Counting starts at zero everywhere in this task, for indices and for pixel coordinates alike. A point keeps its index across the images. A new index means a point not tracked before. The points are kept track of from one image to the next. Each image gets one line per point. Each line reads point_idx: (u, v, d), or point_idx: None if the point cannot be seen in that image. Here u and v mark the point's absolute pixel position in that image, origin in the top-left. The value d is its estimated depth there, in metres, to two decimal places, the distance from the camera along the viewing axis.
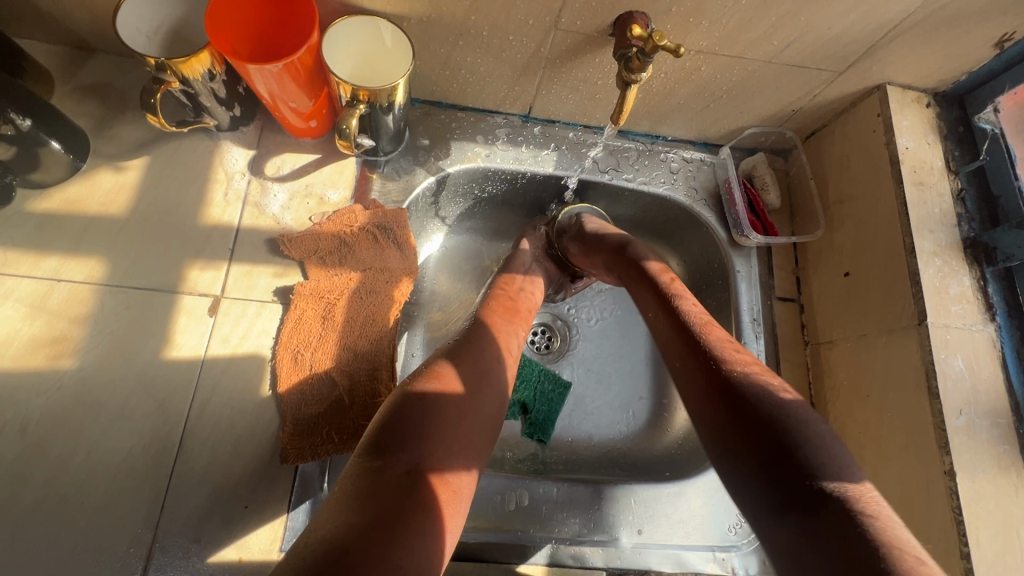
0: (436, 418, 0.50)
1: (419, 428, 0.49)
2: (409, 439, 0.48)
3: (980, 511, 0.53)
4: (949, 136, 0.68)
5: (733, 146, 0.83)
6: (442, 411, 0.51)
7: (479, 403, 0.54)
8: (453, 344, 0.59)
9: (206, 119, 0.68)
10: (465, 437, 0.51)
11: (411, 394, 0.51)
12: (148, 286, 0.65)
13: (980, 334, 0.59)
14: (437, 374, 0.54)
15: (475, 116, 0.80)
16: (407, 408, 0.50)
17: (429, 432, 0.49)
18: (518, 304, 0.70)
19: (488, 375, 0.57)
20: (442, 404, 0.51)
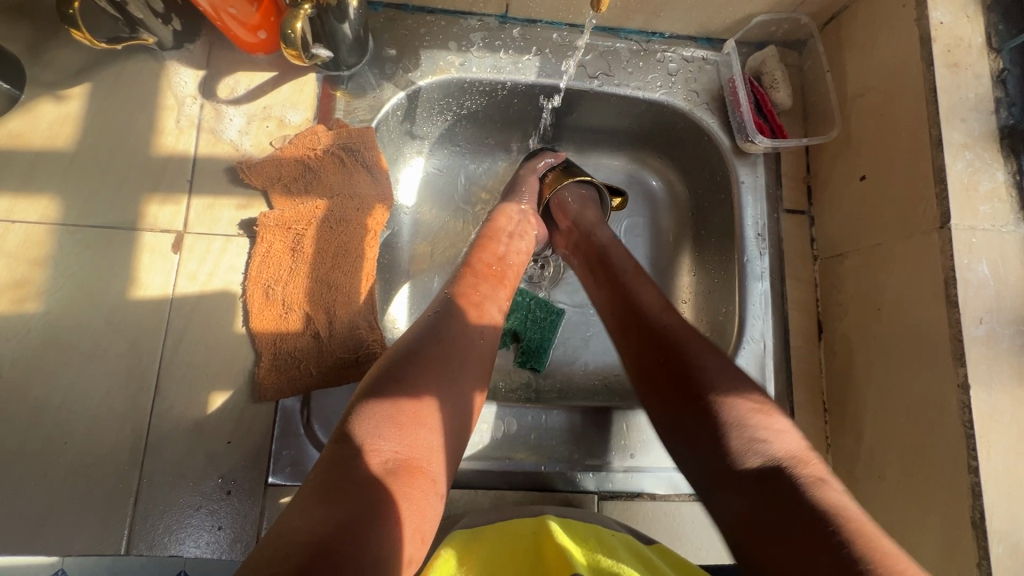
0: (414, 403, 0.46)
1: (398, 410, 0.45)
2: (387, 426, 0.44)
3: (993, 424, 0.49)
4: (994, 6, 0.58)
5: (740, 40, 0.74)
6: (421, 398, 0.46)
7: (462, 383, 0.50)
8: (430, 316, 0.54)
9: (144, 35, 0.60)
10: (446, 422, 0.47)
11: (387, 383, 0.47)
12: (107, 224, 0.61)
13: (1011, 235, 0.53)
14: (413, 358, 0.49)
15: (447, 20, 0.72)
16: (382, 396, 0.46)
17: (408, 419, 0.45)
18: (502, 265, 0.63)
19: (469, 354, 0.52)
20: (420, 392, 0.47)
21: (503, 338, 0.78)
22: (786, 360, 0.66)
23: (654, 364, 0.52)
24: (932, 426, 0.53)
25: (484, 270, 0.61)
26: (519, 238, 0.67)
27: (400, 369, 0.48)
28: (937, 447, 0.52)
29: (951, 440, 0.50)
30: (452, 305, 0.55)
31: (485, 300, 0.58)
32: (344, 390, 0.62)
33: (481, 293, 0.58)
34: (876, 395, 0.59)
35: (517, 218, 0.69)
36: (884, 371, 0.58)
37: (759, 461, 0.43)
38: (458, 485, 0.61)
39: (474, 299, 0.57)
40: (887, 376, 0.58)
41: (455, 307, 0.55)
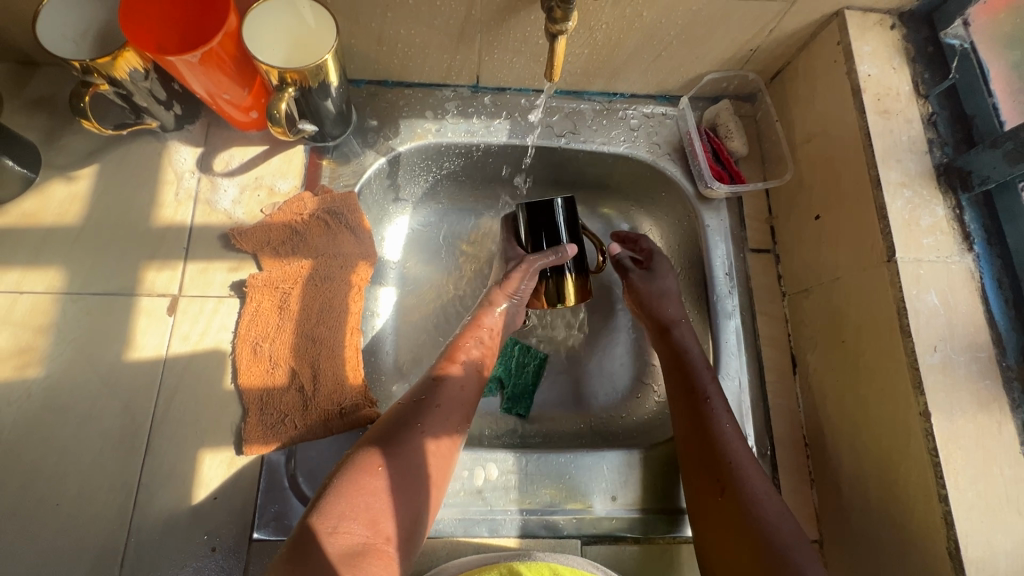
0: (386, 490, 0.52)
1: (366, 495, 0.51)
2: (356, 509, 0.50)
3: (960, 451, 0.50)
4: (918, 57, 0.63)
5: (695, 95, 0.80)
6: (394, 486, 0.53)
7: (431, 472, 0.56)
8: (409, 404, 0.60)
9: (147, 120, 0.68)
10: (410, 509, 0.53)
11: (367, 468, 0.53)
12: (108, 290, 0.66)
13: (957, 266, 0.55)
14: (392, 445, 0.55)
15: (423, 91, 0.78)
16: (357, 481, 0.51)
17: (381, 505, 0.51)
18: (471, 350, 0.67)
19: (440, 445, 0.58)
20: (394, 479, 0.53)
21: (488, 385, 0.80)
22: (762, 396, 0.67)
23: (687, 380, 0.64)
24: (901, 454, 0.53)
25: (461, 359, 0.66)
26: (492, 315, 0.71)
27: (382, 454, 0.54)
28: (911, 477, 0.52)
29: (920, 468, 0.51)
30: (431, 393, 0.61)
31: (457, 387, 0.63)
32: (329, 443, 0.64)
33: (451, 382, 0.63)
34: (850, 426, 0.60)
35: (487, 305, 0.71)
36: (856, 402, 0.59)
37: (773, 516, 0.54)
38: (441, 534, 0.61)
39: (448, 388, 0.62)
40: (856, 406, 0.59)
41: (431, 396, 0.61)
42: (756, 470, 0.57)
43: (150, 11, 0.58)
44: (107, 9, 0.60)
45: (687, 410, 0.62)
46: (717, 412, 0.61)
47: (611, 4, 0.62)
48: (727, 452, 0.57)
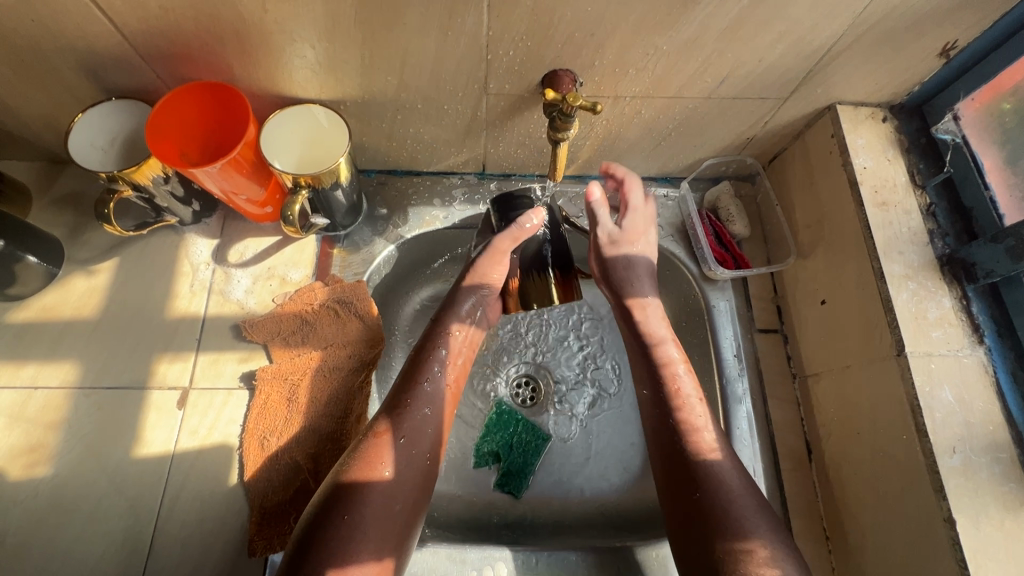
0: (355, 533, 0.52)
1: (338, 536, 0.51)
2: (329, 552, 0.50)
3: (990, 561, 0.48)
4: (911, 148, 0.65)
5: (696, 177, 0.81)
6: (359, 528, 0.52)
7: (406, 502, 0.56)
8: (366, 441, 0.58)
9: (167, 217, 0.70)
10: (391, 524, 0.54)
11: (331, 516, 0.52)
12: (120, 384, 0.66)
13: (969, 359, 0.55)
14: (350, 486, 0.54)
15: (432, 179, 0.81)
16: (321, 534, 0.51)
17: (350, 541, 0.51)
18: (435, 380, 0.64)
19: (410, 470, 0.58)
20: (366, 501, 0.54)
21: (483, 458, 0.79)
22: (779, 487, 0.65)
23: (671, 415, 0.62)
24: (928, 561, 0.51)
25: (431, 384, 0.64)
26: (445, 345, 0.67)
27: (349, 494, 0.53)
28: None
29: None
30: (389, 422, 0.59)
31: (424, 415, 0.61)
32: None
33: (427, 409, 0.62)
34: (873, 524, 0.58)
35: (436, 354, 0.66)
36: (876, 499, 0.57)
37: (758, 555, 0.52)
38: None
39: (410, 419, 0.60)
40: (876, 503, 0.57)
41: (394, 428, 0.59)
42: (757, 503, 0.56)
43: (173, 125, 0.61)
44: (135, 120, 0.64)
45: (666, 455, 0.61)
46: (714, 446, 0.60)
47: (611, 104, 0.65)
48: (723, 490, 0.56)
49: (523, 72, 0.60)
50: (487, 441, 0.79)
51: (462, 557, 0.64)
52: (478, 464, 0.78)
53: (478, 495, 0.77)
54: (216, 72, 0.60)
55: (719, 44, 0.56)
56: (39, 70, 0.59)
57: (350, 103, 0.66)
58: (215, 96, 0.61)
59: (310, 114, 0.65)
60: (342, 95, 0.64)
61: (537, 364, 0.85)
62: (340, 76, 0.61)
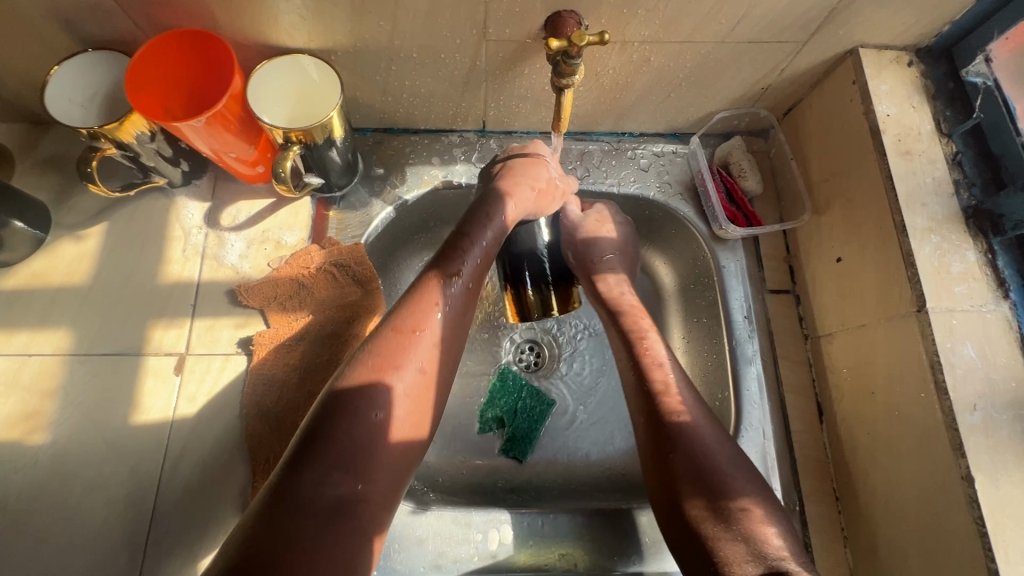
0: (377, 447, 0.47)
1: (354, 455, 0.46)
2: (344, 468, 0.46)
3: (1009, 519, 0.47)
4: (938, 95, 0.62)
5: (706, 132, 0.77)
6: (385, 441, 0.48)
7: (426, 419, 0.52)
8: (389, 335, 0.52)
9: (155, 178, 0.68)
10: (412, 444, 0.50)
11: (356, 422, 0.47)
12: (115, 351, 0.65)
13: (993, 315, 0.53)
14: (368, 424, 0.47)
15: (430, 138, 0.78)
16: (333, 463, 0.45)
17: (367, 459, 0.47)
18: (474, 272, 0.57)
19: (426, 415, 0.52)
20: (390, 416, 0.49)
21: (488, 424, 0.77)
22: (789, 449, 0.64)
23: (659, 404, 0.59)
24: (945, 521, 0.50)
25: (458, 305, 0.56)
26: (479, 248, 0.57)
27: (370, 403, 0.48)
28: (953, 544, 0.49)
29: (964, 537, 0.48)
30: (427, 322, 0.53)
31: (445, 358, 0.54)
32: None
33: (449, 352, 0.55)
34: (886, 484, 0.56)
35: (469, 253, 0.57)
36: (890, 458, 0.56)
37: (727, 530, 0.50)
38: None
39: (435, 358, 0.53)
40: (890, 464, 0.56)
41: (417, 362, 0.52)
42: (746, 475, 0.54)
43: (155, 78, 0.58)
44: (115, 74, 0.60)
45: (653, 439, 0.58)
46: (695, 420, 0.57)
47: (618, 50, 0.61)
48: (717, 473, 0.53)
49: (524, 13, 0.56)
50: (491, 406, 0.78)
51: (467, 520, 0.63)
52: (483, 431, 0.77)
53: (482, 460, 0.76)
54: (197, 19, 0.56)
55: None
56: (9, 18, 0.55)
57: (341, 53, 0.62)
58: (201, 46, 0.57)
59: (298, 66, 0.61)
60: (332, 43, 0.60)
61: (542, 329, 0.84)
62: (328, 21, 0.57)
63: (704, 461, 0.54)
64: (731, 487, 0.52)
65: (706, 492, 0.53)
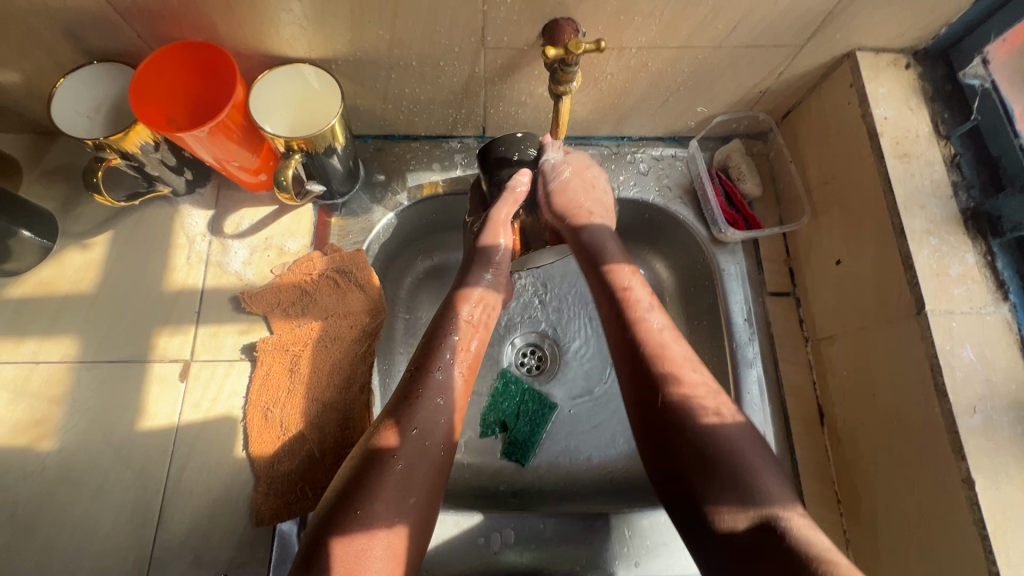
0: (371, 525, 0.49)
1: (349, 544, 0.48)
2: (342, 558, 0.47)
3: (1011, 522, 0.47)
4: (936, 97, 0.62)
5: (705, 136, 0.78)
6: (374, 513, 0.50)
7: (424, 486, 0.54)
8: (383, 432, 0.55)
9: (159, 187, 0.69)
10: (407, 500, 0.52)
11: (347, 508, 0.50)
12: (121, 358, 0.66)
13: (992, 317, 0.53)
14: (371, 470, 0.52)
15: (430, 144, 0.78)
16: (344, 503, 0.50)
17: (362, 545, 0.48)
18: (448, 367, 0.61)
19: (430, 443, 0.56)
20: (375, 490, 0.51)
21: (490, 427, 0.78)
22: (790, 451, 0.64)
23: (643, 374, 0.55)
24: (947, 524, 0.50)
25: (437, 402, 0.59)
26: (461, 332, 0.64)
27: (360, 492, 0.50)
28: (955, 548, 0.49)
29: (965, 540, 0.48)
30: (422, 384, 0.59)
31: (439, 405, 0.58)
32: None
33: (439, 398, 0.59)
34: (887, 486, 0.56)
35: (447, 341, 0.63)
36: (891, 461, 0.56)
37: (739, 513, 0.46)
38: None
39: (424, 410, 0.57)
40: (891, 466, 0.56)
41: (406, 420, 0.56)
42: (756, 450, 0.49)
43: (159, 90, 0.59)
44: (120, 85, 0.61)
45: (653, 429, 0.53)
46: (696, 392, 0.53)
47: (615, 56, 0.61)
48: (715, 442, 0.49)
49: (522, 21, 0.56)
50: (494, 410, 0.78)
51: (469, 523, 0.64)
52: (485, 434, 0.78)
53: (484, 464, 0.76)
54: (199, 31, 0.57)
55: None
56: (16, 32, 0.56)
57: (341, 62, 0.62)
58: (204, 57, 0.58)
59: (299, 75, 0.62)
60: (333, 52, 0.61)
61: (544, 333, 0.84)
62: (329, 31, 0.58)
63: (701, 432, 0.50)
64: (742, 466, 0.48)
65: (715, 475, 0.48)
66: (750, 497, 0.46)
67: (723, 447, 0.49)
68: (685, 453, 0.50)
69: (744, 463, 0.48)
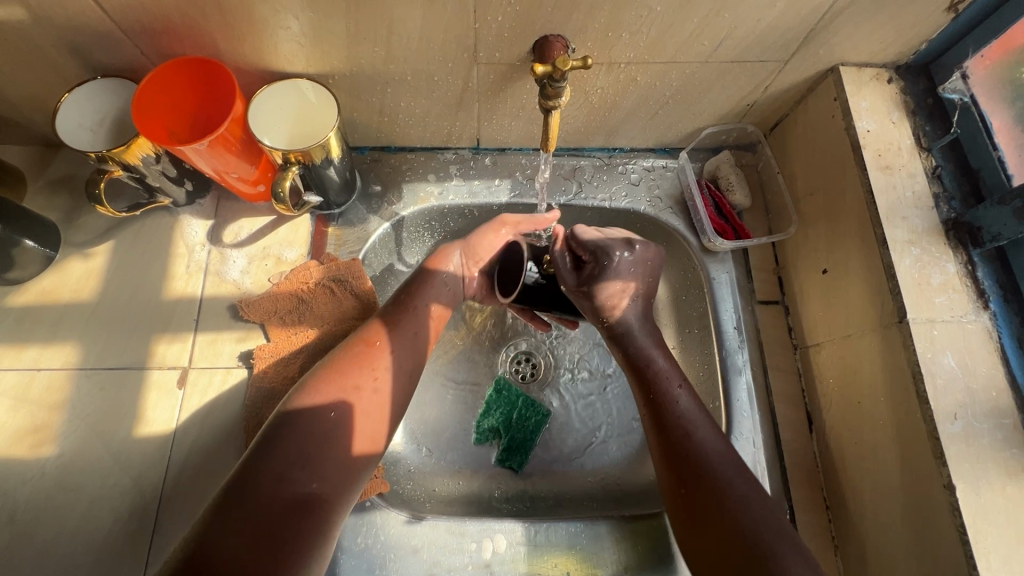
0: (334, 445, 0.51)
1: (309, 454, 0.50)
2: (304, 466, 0.49)
3: (991, 527, 0.47)
4: (918, 110, 0.63)
5: (695, 148, 0.79)
6: (337, 435, 0.52)
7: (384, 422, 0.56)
8: (356, 349, 0.58)
9: (160, 198, 0.70)
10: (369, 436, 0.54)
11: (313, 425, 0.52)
12: (121, 365, 0.67)
13: (973, 325, 0.54)
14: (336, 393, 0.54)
15: (425, 155, 0.80)
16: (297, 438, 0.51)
17: (323, 459, 0.50)
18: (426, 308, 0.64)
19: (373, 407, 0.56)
20: (341, 412, 0.53)
21: (484, 434, 0.79)
22: (779, 457, 0.65)
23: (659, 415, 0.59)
24: (931, 529, 0.50)
25: (414, 335, 0.62)
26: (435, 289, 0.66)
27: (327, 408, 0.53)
28: (938, 554, 0.50)
29: (948, 545, 0.49)
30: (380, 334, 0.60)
31: (413, 341, 0.61)
32: None
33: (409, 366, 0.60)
34: (873, 493, 0.57)
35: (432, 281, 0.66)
36: (876, 468, 0.57)
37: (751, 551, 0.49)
38: None
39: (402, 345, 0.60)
40: (877, 472, 0.57)
41: (388, 336, 0.60)
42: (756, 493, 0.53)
43: (161, 105, 0.61)
44: (123, 99, 0.63)
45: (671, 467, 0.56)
46: (699, 432, 0.57)
47: (605, 71, 0.63)
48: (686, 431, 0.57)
49: (513, 38, 0.58)
50: (488, 417, 0.79)
51: (462, 529, 0.64)
52: (479, 441, 0.78)
53: (478, 471, 0.77)
54: (200, 47, 0.59)
55: (714, 3, 0.54)
56: (23, 49, 0.58)
57: (338, 77, 0.64)
58: (204, 72, 0.60)
59: (297, 90, 0.64)
60: (329, 68, 0.63)
61: (538, 341, 0.85)
62: (326, 47, 0.59)
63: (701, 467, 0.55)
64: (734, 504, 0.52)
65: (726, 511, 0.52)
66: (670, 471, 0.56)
67: (716, 474, 0.54)
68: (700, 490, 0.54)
69: (747, 501, 0.52)
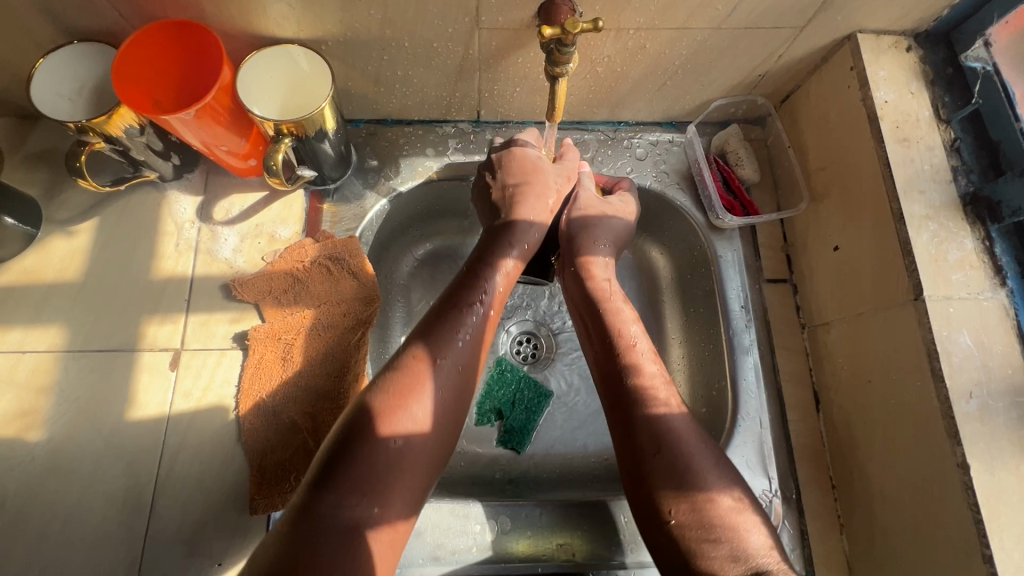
0: (387, 473, 0.48)
1: (362, 481, 0.47)
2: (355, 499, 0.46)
3: (1005, 506, 0.47)
4: (937, 80, 0.61)
5: (702, 121, 0.77)
6: (391, 460, 0.49)
7: (438, 426, 0.53)
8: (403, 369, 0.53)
9: (145, 171, 0.67)
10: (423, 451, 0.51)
11: (354, 455, 0.48)
12: (110, 347, 0.65)
13: (989, 302, 0.53)
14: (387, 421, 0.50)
15: (423, 128, 0.77)
16: (348, 473, 0.47)
17: (382, 486, 0.47)
18: (477, 307, 0.58)
19: (437, 414, 0.52)
20: (392, 437, 0.49)
21: (486, 415, 0.77)
22: (785, 436, 0.64)
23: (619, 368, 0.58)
24: (942, 508, 0.50)
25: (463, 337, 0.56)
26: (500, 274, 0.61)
27: (371, 438, 0.49)
28: (949, 533, 0.49)
29: (959, 523, 0.48)
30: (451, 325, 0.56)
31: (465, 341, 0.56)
32: None
33: (465, 335, 0.57)
34: (882, 471, 0.57)
35: (483, 278, 0.60)
36: (886, 447, 0.56)
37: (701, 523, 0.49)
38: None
39: (454, 350, 0.55)
40: (887, 452, 0.56)
41: (437, 350, 0.55)
42: (711, 456, 0.52)
43: (143, 73, 0.58)
44: (102, 66, 0.59)
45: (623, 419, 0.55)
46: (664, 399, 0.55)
47: (613, 38, 0.60)
48: (682, 450, 0.52)
49: (517, 1, 0.55)
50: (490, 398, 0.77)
51: (465, 511, 0.63)
52: (481, 422, 0.77)
53: (480, 452, 0.76)
54: (183, 9, 0.55)
55: None
56: None
57: (331, 42, 0.61)
58: (189, 37, 0.56)
59: (288, 57, 0.60)
60: (322, 32, 0.59)
61: (539, 321, 0.84)
62: (319, 10, 0.56)
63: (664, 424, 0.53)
64: (694, 468, 0.51)
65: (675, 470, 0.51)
66: (698, 493, 0.50)
67: (678, 443, 0.52)
68: (659, 443, 0.52)
69: (699, 466, 0.51)
